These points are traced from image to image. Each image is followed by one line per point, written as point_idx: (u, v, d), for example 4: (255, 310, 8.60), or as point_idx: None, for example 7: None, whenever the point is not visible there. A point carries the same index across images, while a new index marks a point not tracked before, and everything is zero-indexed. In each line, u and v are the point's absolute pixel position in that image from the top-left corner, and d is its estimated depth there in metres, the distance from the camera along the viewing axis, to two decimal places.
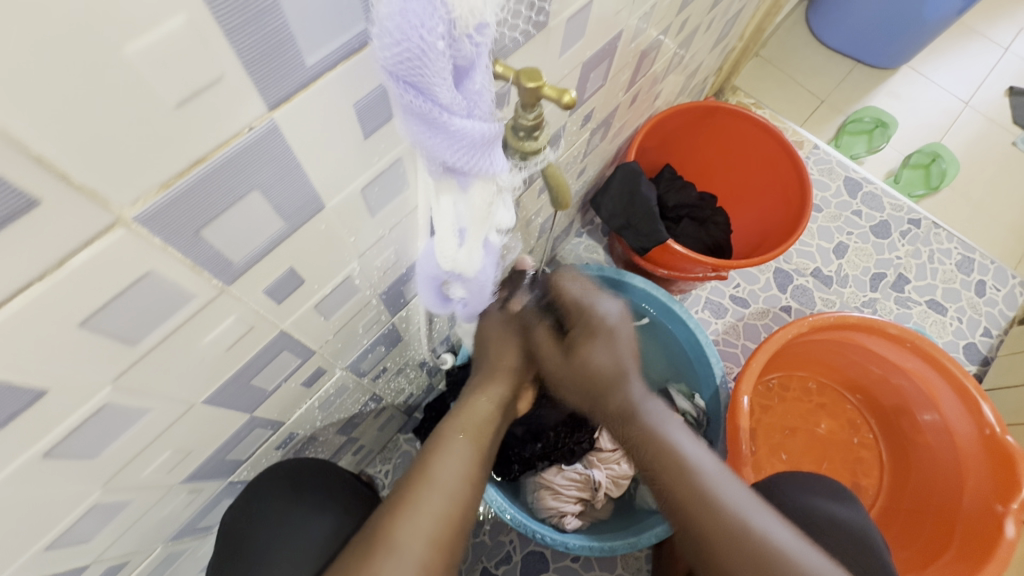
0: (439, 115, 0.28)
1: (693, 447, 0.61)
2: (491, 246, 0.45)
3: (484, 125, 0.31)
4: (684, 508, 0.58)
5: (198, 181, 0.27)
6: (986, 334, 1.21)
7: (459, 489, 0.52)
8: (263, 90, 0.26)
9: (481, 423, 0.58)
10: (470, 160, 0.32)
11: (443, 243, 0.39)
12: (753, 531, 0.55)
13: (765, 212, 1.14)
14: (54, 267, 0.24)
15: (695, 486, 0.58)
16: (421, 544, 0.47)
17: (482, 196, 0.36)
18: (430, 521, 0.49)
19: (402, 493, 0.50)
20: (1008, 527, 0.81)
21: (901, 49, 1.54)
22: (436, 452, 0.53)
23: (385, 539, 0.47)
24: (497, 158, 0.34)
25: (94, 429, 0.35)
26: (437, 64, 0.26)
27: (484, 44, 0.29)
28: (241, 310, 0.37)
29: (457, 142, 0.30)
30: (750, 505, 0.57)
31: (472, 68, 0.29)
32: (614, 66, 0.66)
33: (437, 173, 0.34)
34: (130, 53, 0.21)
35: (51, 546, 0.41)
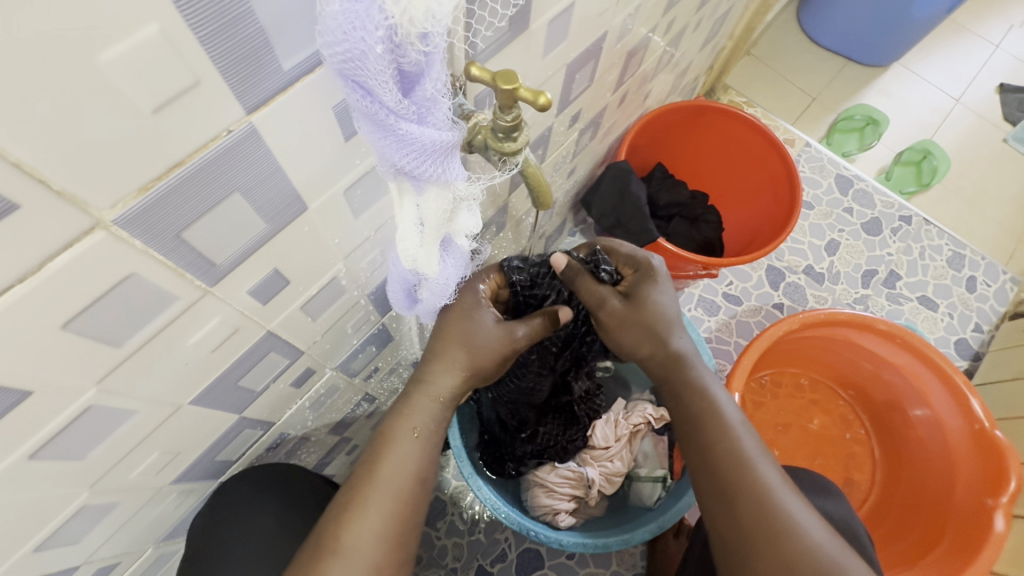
0: (387, 118, 0.29)
1: (742, 425, 0.59)
2: (455, 247, 0.46)
3: (436, 132, 0.32)
4: (719, 482, 0.57)
5: (178, 184, 0.27)
6: (977, 329, 1.22)
7: (407, 489, 0.51)
8: (241, 94, 0.27)
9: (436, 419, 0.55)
10: (421, 165, 0.33)
11: (404, 239, 0.39)
12: (783, 513, 0.54)
13: (756, 210, 1.14)
14: (34, 271, 0.25)
15: (737, 460, 0.56)
16: (368, 548, 0.48)
17: (436, 204, 0.37)
18: (377, 524, 0.49)
19: (350, 491, 0.50)
20: (998, 521, 0.82)
21: (891, 47, 1.55)
22: (385, 450, 0.52)
23: (329, 544, 0.48)
24: (451, 163, 0.35)
25: (80, 430, 0.35)
26: (375, 67, 0.27)
27: (434, 52, 0.29)
28: (225, 311, 0.38)
29: (406, 146, 0.31)
30: (784, 487, 0.56)
31: (422, 75, 0.30)
32: (601, 66, 0.67)
33: (391, 175, 0.34)
34: (103, 61, 0.21)
35: (41, 547, 0.42)
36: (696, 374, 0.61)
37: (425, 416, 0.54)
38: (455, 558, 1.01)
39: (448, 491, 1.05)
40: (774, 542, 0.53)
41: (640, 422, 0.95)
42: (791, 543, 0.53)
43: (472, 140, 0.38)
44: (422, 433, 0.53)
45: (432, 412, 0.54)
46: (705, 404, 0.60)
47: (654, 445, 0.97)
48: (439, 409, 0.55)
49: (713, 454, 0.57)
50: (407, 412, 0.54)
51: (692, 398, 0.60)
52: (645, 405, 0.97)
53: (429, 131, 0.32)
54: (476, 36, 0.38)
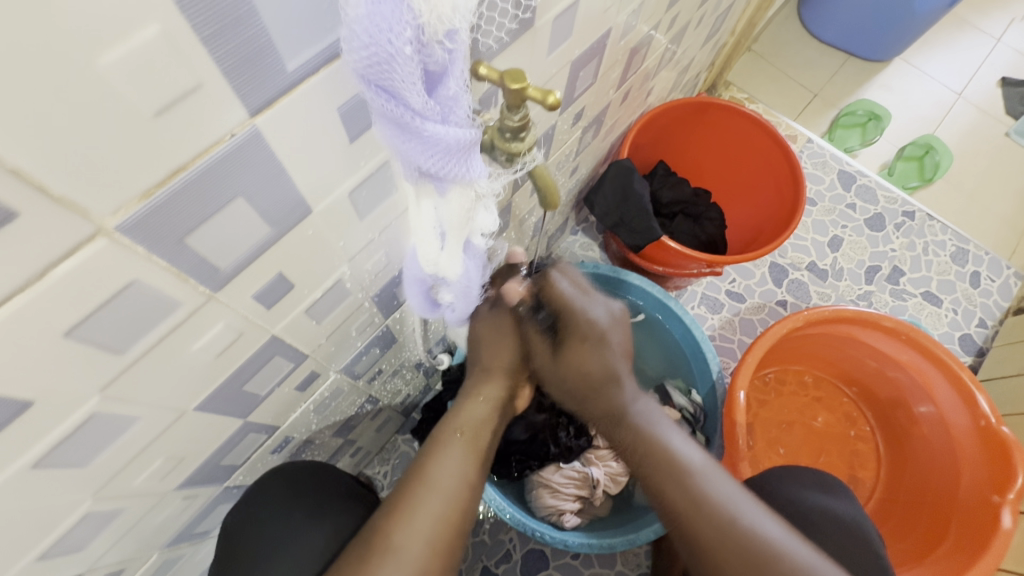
0: (412, 121, 0.29)
1: (683, 444, 0.63)
2: (476, 248, 0.45)
3: (459, 131, 0.31)
4: (678, 511, 0.59)
5: (182, 188, 0.27)
6: (981, 324, 1.22)
7: (456, 491, 0.52)
8: (244, 97, 0.26)
9: (480, 422, 0.58)
10: (446, 166, 0.32)
11: (425, 246, 0.39)
12: (746, 531, 0.56)
13: (760, 207, 1.13)
14: (35, 278, 0.24)
15: (685, 487, 0.59)
16: (420, 548, 0.48)
17: (459, 203, 0.36)
18: (428, 524, 0.49)
19: (402, 493, 0.51)
20: (1004, 518, 0.82)
21: (892, 42, 1.54)
22: (435, 452, 0.54)
23: (383, 545, 0.48)
24: (473, 163, 0.34)
25: (83, 438, 0.34)
26: (405, 69, 0.26)
27: (458, 50, 0.29)
28: (229, 316, 0.37)
29: (431, 148, 0.31)
30: (739, 498, 0.59)
31: (445, 73, 0.29)
32: (604, 64, 0.66)
33: (413, 177, 0.34)
34: (102, 65, 0.20)
35: (45, 555, 0.41)
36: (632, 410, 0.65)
37: (472, 420, 0.57)
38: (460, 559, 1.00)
39: None
40: (749, 565, 0.55)
41: None
42: (765, 559, 0.55)
43: (480, 140, 0.37)
44: (469, 435, 0.56)
45: (477, 416, 0.58)
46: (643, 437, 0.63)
47: None
48: (486, 414, 0.58)
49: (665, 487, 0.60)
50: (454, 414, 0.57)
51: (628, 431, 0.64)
52: None
53: (453, 130, 0.31)
54: (483, 34, 0.38)
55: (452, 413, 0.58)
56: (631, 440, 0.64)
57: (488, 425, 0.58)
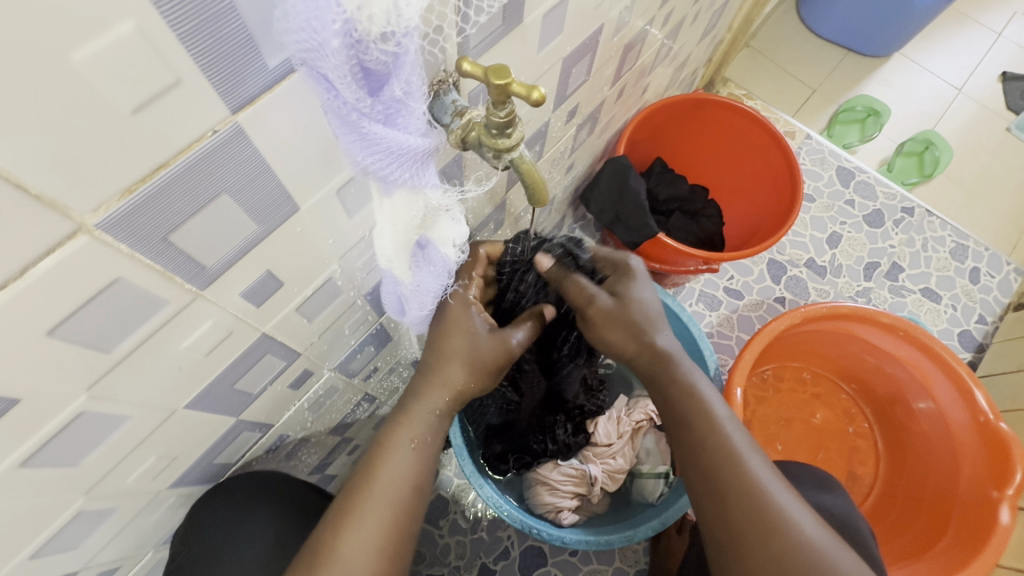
0: (348, 113, 0.29)
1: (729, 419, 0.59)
2: (437, 257, 0.45)
3: (400, 134, 0.31)
4: (711, 476, 0.56)
5: (164, 185, 0.27)
6: (981, 320, 1.21)
7: (402, 499, 0.51)
8: (225, 92, 0.26)
9: (430, 428, 0.55)
10: (385, 164, 0.32)
11: (381, 242, 0.40)
12: (774, 508, 0.53)
13: (757, 203, 1.13)
14: (17, 276, 0.24)
15: (725, 455, 0.56)
16: (364, 558, 0.48)
17: (404, 207, 0.37)
18: (373, 535, 0.49)
19: (348, 501, 0.50)
20: (1003, 513, 0.82)
21: (892, 37, 1.54)
22: (382, 457, 0.52)
23: (326, 554, 0.47)
24: (424, 171, 0.36)
25: (72, 437, 0.34)
26: (332, 62, 0.26)
27: (406, 54, 0.28)
28: (218, 314, 0.37)
29: (370, 145, 0.31)
30: (776, 484, 0.55)
31: (390, 74, 0.29)
32: (598, 60, 0.66)
33: (358, 171, 0.34)
34: (77, 60, 0.20)
35: (36, 555, 0.41)
36: (684, 371, 0.61)
37: (420, 426, 0.54)
38: (458, 556, 1.01)
39: (449, 489, 1.04)
40: (766, 542, 0.52)
41: (642, 419, 0.96)
42: (782, 539, 0.52)
43: (467, 137, 0.37)
44: (421, 443, 0.53)
45: (430, 423, 0.55)
46: (693, 399, 0.60)
47: (657, 442, 0.97)
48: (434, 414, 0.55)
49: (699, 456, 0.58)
50: (406, 422, 0.54)
51: (677, 394, 0.61)
52: (647, 402, 0.97)
53: (394, 132, 0.31)
54: (469, 27, 0.37)
55: (399, 414, 0.55)
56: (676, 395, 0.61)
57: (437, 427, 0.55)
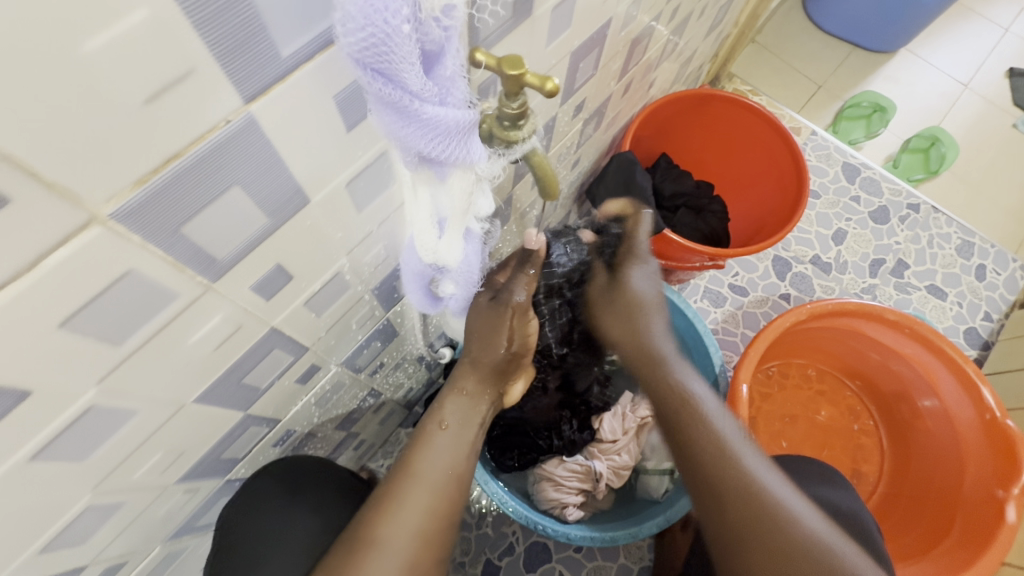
0: (411, 103, 0.28)
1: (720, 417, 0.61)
2: (473, 236, 0.45)
3: (457, 112, 0.31)
4: (711, 475, 0.59)
5: (176, 177, 0.27)
6: (987, 317, 1.21)
7: (443, 484, 0.52)
8: (236, 83, 0.26)
9: (465, 415, 0.58)
10: (446, 149, 0.32)
11: (422, 235, 0.39)
12: (773, 504, 0.57)
13: (762, 199, 1.13)
14: (28, 267, 0.24)
15: (724, 460, 0.59)
16: (406, 539, 0.48)
17: (460, 185, 0.36)
18: (414, 516, 0.49)
19: (387, 487, 0.51)
20: (1008, 512, 0.81)
21: (899, 33, 1.53)
22: (420, 446, 0.54)
23: (368, 538, 0.47)
24: (474, 145, 0.34)
25: (82, 430, 0.34)
26: (402, 49, 0.26)
27: (454, 28, 0.29)
28: (227, 308, 0.37)
29: (431, 131, 0.30)
30: (773, 478, 0.59)
31: (441, 53, 0.29)
32: (605, 54, 0.66)
33: (412, 163, 0.34)
34: (90, 49, 0.20)
35: (46, 549, 0.41)
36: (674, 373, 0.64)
37: (458, 414, 0.57)
38: (463, 552, 1.01)
39: None
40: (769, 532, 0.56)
41: (647, 416, 0.95)
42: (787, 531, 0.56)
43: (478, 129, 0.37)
44: (453, 427, 0.56)
45: (462, 408, 0.58)
46: (681, 398, 0.62)
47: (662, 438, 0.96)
48: (471, 406, 0.58)
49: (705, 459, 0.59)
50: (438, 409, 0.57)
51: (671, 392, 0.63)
52: None
53: (452, 112, 0.31)
54: (480, 18, 0.37)
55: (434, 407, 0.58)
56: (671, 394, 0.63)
57: (475, 416, 0.58)
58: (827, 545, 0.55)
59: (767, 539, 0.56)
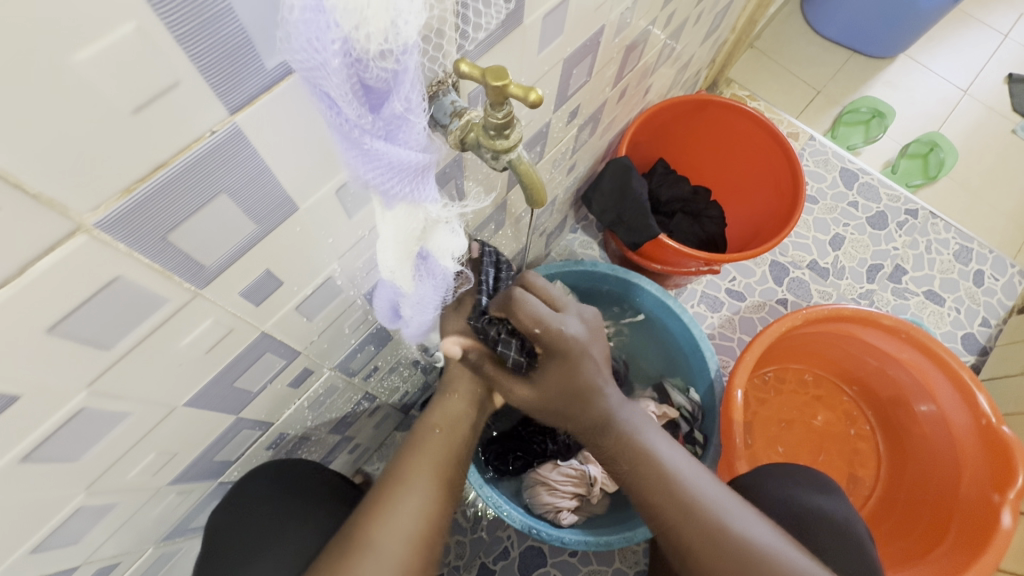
0: (350, 132, 0.29)
1: (674, 458, 0.60)
2: (437, 271, 0.45)
3: (402, 150, 0.31)
4: (682, 529, 0.58)
5: (163, 185, 0.27)
6: (985, 323, 1.21)
7: (437, 485, 0.52)
8: (222, 94, 0.26)
9: (458, 417, 0.58)
10: (387, 178, 0.33)
11: (383, 253, 0.40)
12: (734, 536, 0.57)
13: (758, 203, 1.13)
14: (16, 274, 0.24)
15: (686, 504, 0.58)
16: (398, 543, 0.48)
17: (405, 219, 0.37)
18: (407, 519, 0.49)
19: (381, 488, 0.51)
20: (1003, 516, 0.81)
21: (897, 38, 1.54)
22: (414, 450, 0.54)
23: (360, 542, 0.48)
24: (425, 184, 0.36)
25: (72, 432, 0.35)
26: (333, 80, 0.26)
27: (408, 71, 0.28)
28: (218, 313, 0.37)
29: (371, 160, 0.31)
30: (731, 507, 0.59)
31: (391, 92, 0.29)
32: (599, 61, 0.66)
33: (361, 186, 0.35)
34: (78, 62, 0.21)
35: (37, 549, 0.42)
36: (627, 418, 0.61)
37: (450, 416, 0.57)
38: (458, 556, 1.01)
39: None
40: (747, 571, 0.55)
41: None
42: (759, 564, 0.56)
43: (466, 138, 0.37)
44: (448, 431, 0.56)
45: (455, 411, 0.58)
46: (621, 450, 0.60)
47: None
48: (463, 408, 0.59)
49: (660, 500, 0.59)
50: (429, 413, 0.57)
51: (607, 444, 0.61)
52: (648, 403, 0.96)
53: (396, 148, 0.31)
54: (470, 27, 0.38)
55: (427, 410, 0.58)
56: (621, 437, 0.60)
57: (468, 419, 0.58)
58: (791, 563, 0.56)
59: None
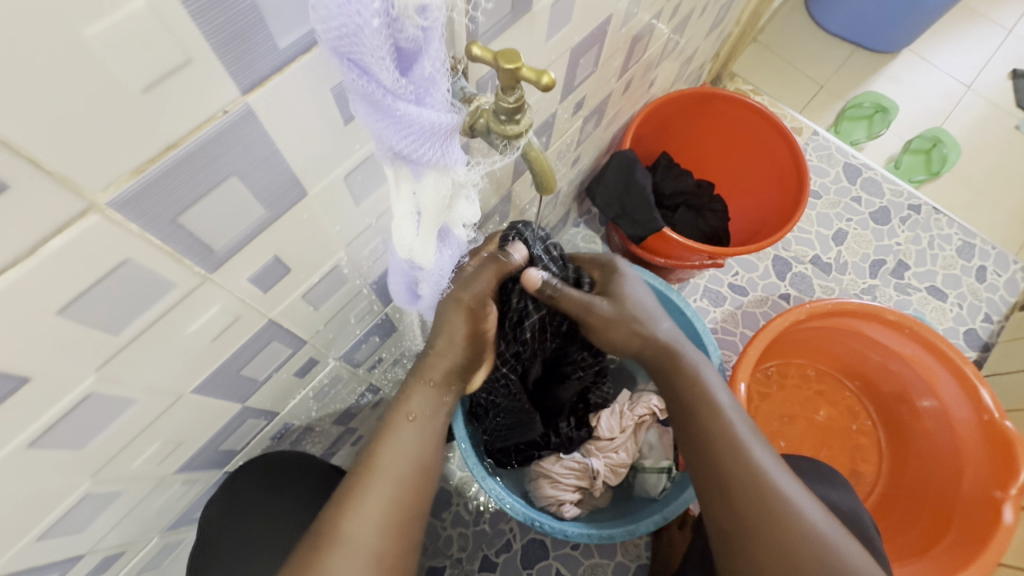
0: (384, 98, 0.29)
1: (732, 408, 0.60)
2: (453, 238, 0.45)
3: (433, 113, 0.31)
4: (723, 472, 0.56)
5: (174, 166, 0.27)
6: (987, 319, 1.21)
7: (409, 475, 0.51)
8: (234, 74, 0.26)
9: (432, 409, 0.56)
10: (419, 146, 0.32)
11: (400, 229, 0.39)
12: (780, 497, 0.54)
13: (762, 198, 1.13)
14: (28, 254, 0.24)
15: (735, 446, 0.57)
16: (370, 534, 0.47)
17: (434, 189, 0.36)
18: (378, 508, 0.48)
19: (353, 480, 0.50)
20: (1006, 512, 0.82)
21: (901, 34, 1.53)
22: (384, 439, 0.52)
23: (332, 534, 0.46)
24: (452, 149, 0.35)
25: (79, 419, 0.35)
26: (372, 43, 0.26)
27: (434, 28, 0.28)
28: (224, 299, 0.37)
29: (404, 127, 0.31)
30: (777, 470, 0.56)
31: (420, 52, 0.29)
32: (605, 51, 0.66)
33: (388, 159, 0.34)
34: (90, 37, 0.21)
35: (43, 537, 0.41)
36: (689, 361, 0.62)
37: (422, 405, 0.55)
38: (460, 548, 1.01)
39: (452, 481, 1.04)
40: (775, 528, 0.53)
41: (645, 413, 0.94)
42: (790, 527, 0.53)
43: (475, 124, 0.37)
44: (421, 420, 0.54)
45: (430, 402, 0.56)
46: (695, 390, 0.60)
47: (659, 437, 0.96)
48: (438, 399, 0.57)
49: (716, 447, 0.57)
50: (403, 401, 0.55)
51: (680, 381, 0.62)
52: (650, 397, 0.96)
53: (427, 111, 0.31)
54: (479, 14, 0.38)
55: (399, 398, 0.56)
56: (673, 375, 0.62)
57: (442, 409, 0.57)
58: (828, 541, 0.53)
59: (769, 535, 0.53)
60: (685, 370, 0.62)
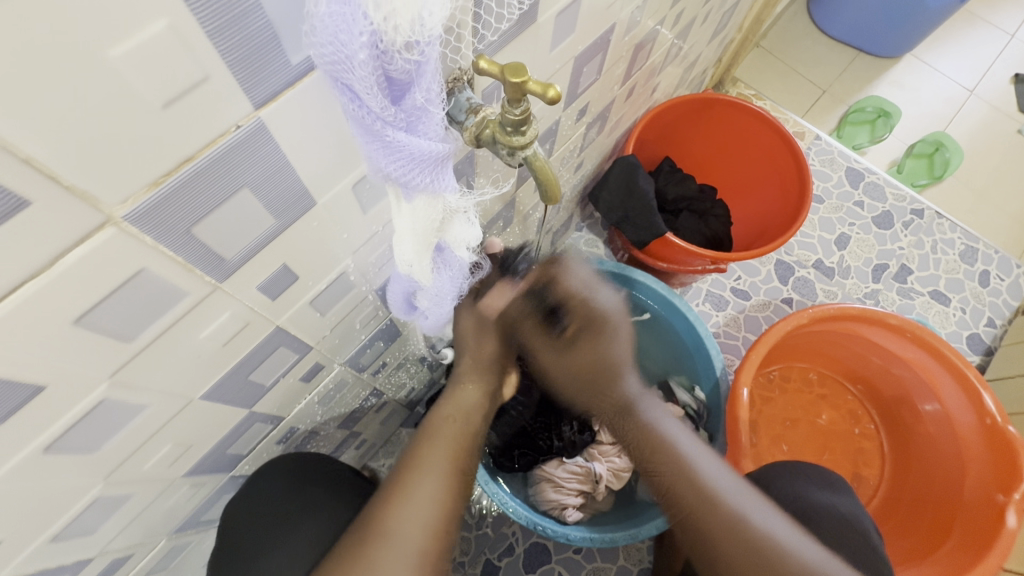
0: (375, 124, 0.29)
1: (690, 443, 0.64)
2: (452, 257, 0.46)
3: (424, 141, 0.32)
4: (697, 520, 0.61)
5: (190, 178, 0.27)
6: (990, 324, 1.21)
7: (451, 473, 0.52)
8: (248, 91, 0.27)
9: (473, 409, 0.58)
10: (407, 172, 0.33)
11: (400, 247, 0.39)
12: (752, 527, 0.59)
13: (764, 202, 1.13)
14: (47, 265, 0.25)
15: (700, 491, 0.61)
16: (416, 531, 0.48)
17: (426, 210, 0.37)
18: (424, 507, 0.49)
19: (395, 480, 0.51)
20: (1008, 517, 0.81)
21: (903, 38, 1.54)
22: (428, 441, 0.54)
23: (378, 528, 0.48)
24: (443, 175, 0.36)
25: (93, 423, 0.35)
26: (359, 72, 0.26)
27: (427, 61, 0.29)
28: (235, 306, 0.38)
29: (393, 152, 0.31)
30: (743, 496, 0.61)
31: (412, 83, 0.30)
32: (609, 59, 0.66)
33: (381, 179, 0.34)
34: (112, 59, 0.21)
35: (56, 538, 0.42)
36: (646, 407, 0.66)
37: (463, 405, 0.58)
38: (463, 552, 1.01)
39: None
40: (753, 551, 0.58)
41: None
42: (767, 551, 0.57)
43: (481, 135, 0.37)
44: (461, 421, 0.56)
45: (469, 402, 0.58)
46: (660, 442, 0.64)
47: None
48: (477, 400, 0.59)
49: (687, 494, 0.62)
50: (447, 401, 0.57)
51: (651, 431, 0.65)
52: None
53: (418, 140, 0.32)
54: (484, 29, 0.38)
55: (442, 400, 0.58)
56: (639, 428, 0.66)
57: (481, 411, 0.59)
58: (802, 554, 0.57)
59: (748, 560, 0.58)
60: (643, 423, 0.65)
